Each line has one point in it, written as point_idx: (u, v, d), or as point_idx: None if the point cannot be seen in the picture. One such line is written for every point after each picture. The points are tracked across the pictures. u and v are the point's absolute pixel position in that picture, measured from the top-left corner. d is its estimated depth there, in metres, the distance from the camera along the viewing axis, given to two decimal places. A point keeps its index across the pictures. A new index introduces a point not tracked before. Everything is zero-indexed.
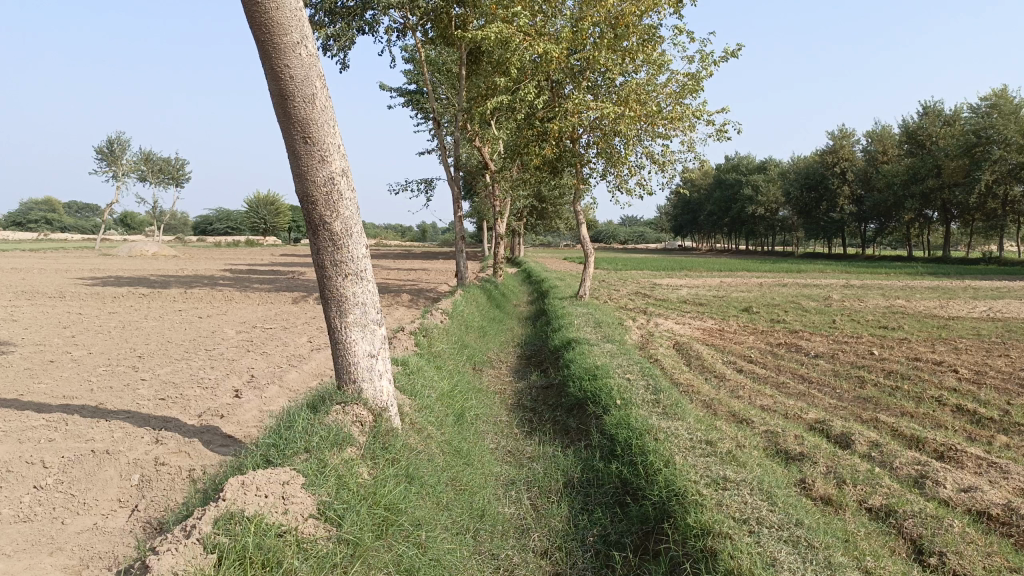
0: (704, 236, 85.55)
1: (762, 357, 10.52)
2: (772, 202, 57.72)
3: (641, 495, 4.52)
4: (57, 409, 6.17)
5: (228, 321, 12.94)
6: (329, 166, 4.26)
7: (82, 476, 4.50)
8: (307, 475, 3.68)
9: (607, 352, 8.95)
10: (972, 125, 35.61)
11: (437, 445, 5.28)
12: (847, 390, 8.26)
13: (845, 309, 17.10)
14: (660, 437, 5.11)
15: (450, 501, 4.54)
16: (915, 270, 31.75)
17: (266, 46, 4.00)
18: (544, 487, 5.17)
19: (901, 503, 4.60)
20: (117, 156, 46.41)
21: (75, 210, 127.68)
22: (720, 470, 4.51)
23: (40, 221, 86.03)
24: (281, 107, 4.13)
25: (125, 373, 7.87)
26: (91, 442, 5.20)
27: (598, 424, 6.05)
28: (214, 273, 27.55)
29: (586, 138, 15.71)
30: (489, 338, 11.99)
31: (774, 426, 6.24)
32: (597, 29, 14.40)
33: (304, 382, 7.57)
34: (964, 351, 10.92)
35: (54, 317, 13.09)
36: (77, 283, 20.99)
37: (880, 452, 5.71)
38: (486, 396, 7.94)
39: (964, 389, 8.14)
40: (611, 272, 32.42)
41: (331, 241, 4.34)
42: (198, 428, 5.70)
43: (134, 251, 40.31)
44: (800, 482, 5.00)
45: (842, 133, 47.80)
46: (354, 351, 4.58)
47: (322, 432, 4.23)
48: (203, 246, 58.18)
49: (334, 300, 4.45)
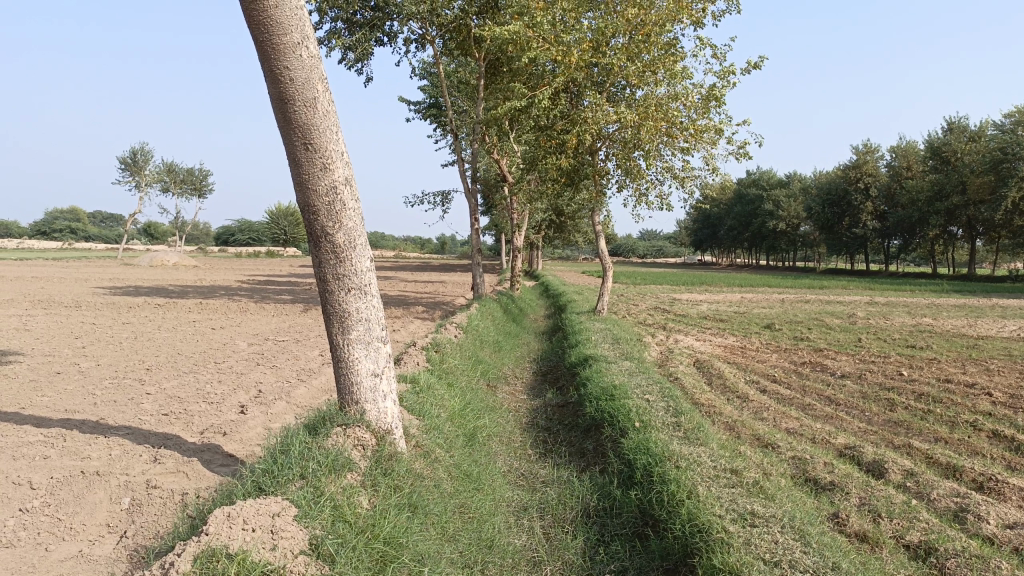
0: (724, 252, 84.71)
1: (786, 377, 10.11)
2: (793, 217, 56.80)
3: (663, 528, 4.19)
4: (57, 424, 6.03)
5: (240, 333, 12.83)
6: (331, 174, 4.07)
7: (71, 499, 4.31)
8: (301, 505, 3.45)
9: (625, 370, 8.60)
10: (997, 141, 34.53)
11: (444, 469, 5.00)
12: (877, 413, 7.81)
13: (869, 327, 16.55)
14: (682, 465, 4.74)
15: (457, 532, 4.25)
16: (940, 288, 30.83)
17: (265, 46, 3.83)
18: (558, 516, 4.86)
19: (942, 540, 4.16)
20: (141, 166, 47.27)
21: (101, 220, 130.40)
22: (748, 503, 4.11)
23: (67, 231, 87.94)
24: (281, 112, 3.95)
25: (130, 387, 7.73)
26: (86, 460, 5.03)
27: (616, 447, 5.73)
28: (233, 283, 27.68)
29: (606, 151, 15.44)
30: (504, 353, 11.70)
31: (802, 452, 5.86)
32: (619, 39, 14.24)
33: (312, 399, 7.37)
34: (997, 372, 10.38)
35: (69, 326, 13.14)
36: (97, 292, 21.13)
37: (915, 481, 5.27)
38: (499, 414, 7.64)
39: (1002, 414, 7.64)
40: (628, 287, 31.96)
41: (333, 253, 4.13)
42: (199, 446, 5.51)
43: (155, 260, 40.75)
44: (833, 516, 4.55)
45: (865, 148, 47.01)
46: (357, 369, 4.33)
47: (321, 456, 4.00)
48: (226, 257, 58.69)
49: (336, 316, 4.23)
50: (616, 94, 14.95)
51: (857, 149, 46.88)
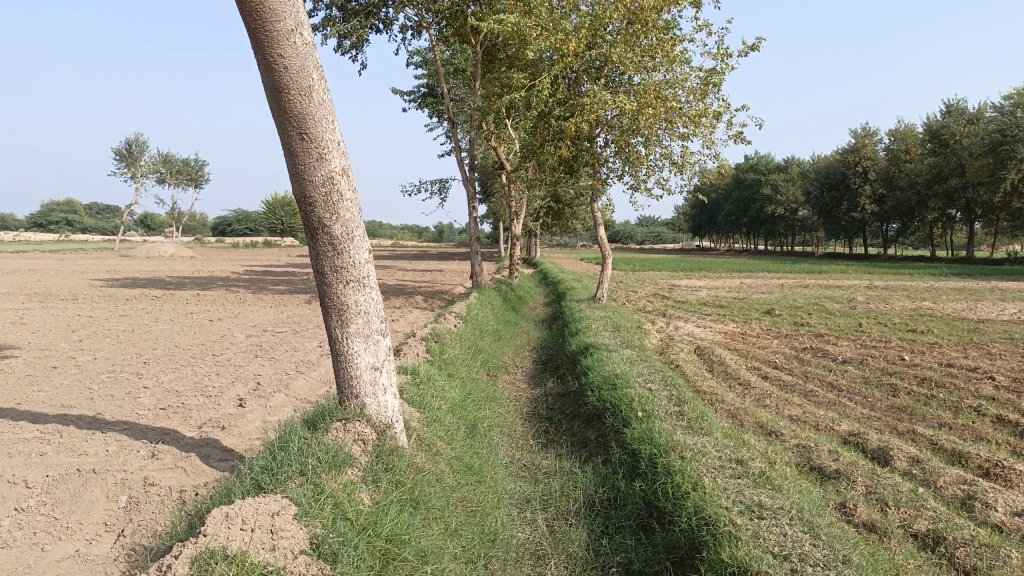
0: (722, 237, 84.62)
1: (788, 363, 10.07)
2: (791, 202, 56.62)
3: (669, 521, 4.14)
4: (53, 420, 5.96)
5: (238, 325, 12.74)
6: (328, 164, 3.96)
7: (67, 498, 4.25)
8: (301, 503, 3.39)
9: (626, 358, 8.54)
10: (997, 123, 34.26)
11: (446, 462, 4.94)
12: (880, 399, 7.76)
13: (870, 311, 16.51)
14: (687, 455, 4.67)
15: (460, 527, 4.20)
16: (938, 271, 30.83)
17: (258, 33, 3.70)
18: (561, 508, 4.81)
19: (950, 529, 4.11)
20: (135, 157, 46.86)
21: (97, 212, 129.78)
22: (755, 494, 4.05)
23: (62, 223, 87.44)
24: (275, 101, 3.83)
25: (128, 381, 7.66)
26: (83, 457, 4.96)
27: (618, 437, 5.68)
28: (230, 274, 27.53)
29: (604, 138, 15.26)
30: (503, 342, 11.63)
31: (807, 440, 5.80)
32: (617, 24, 14.03)
33: (311, 391, 7.31)
34: (999, 356, 10.33)
35: (66, 320, 13.04)
36: (94, 285, 21.00)
37: (921, 468, 5.21)
38: (499, 404, 7.58)
39: (1005, 398, 7.59)
40: (627, 273, 31.87)
41: (330, 245, 4.03)
42: (197, 441, 5.45)
43: (152, 252, 40.55)
44: (840, 505, 4.50)
45: (864, 132, 46.76)
46: (357, 363, 4.25)
47: (321, 452, 3.94)
48: (223, 248, 58.41)
49: (335, 310, 4.14)
50: (614, 79, 14.77)
51: (856, 132, 46.61)
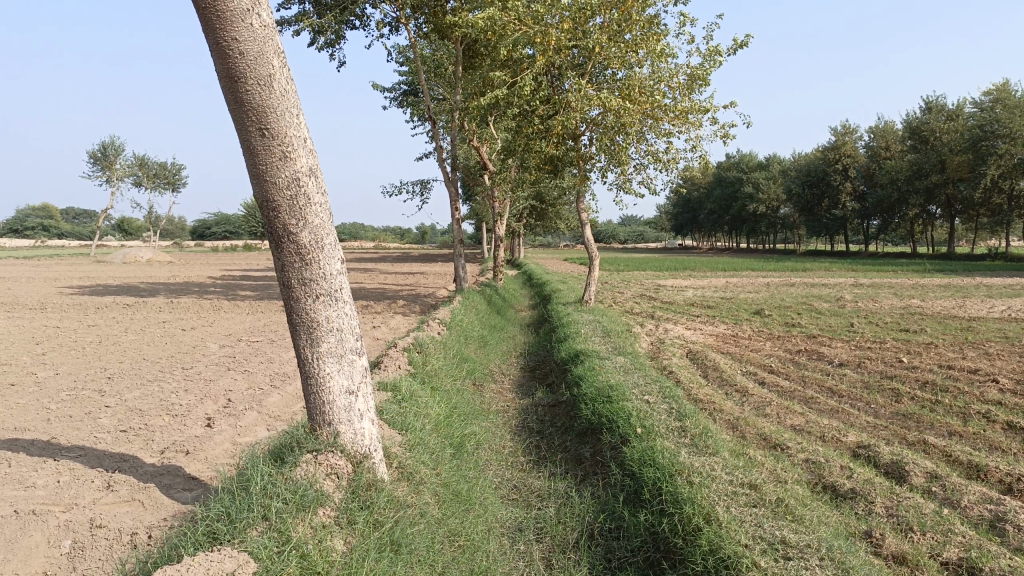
0: (705, 235, 85.20)
1: (784, 367, 9.77)
2: (773, 200, 57.01)
3: (682, 559, 3.76)
4: (2, 446, 5.44)
5: (212, 334, 12.14)
6: (293, 164, 3.50)
7: (1, 545, 3.74)
8: (261, 558, 2.95)
9: (618, 366, 8.14)
10: (975, 119, 34.49)
11: (431, 491, 4.50)
12: (883, 405, 7.46)
13: (859, 310, 16.33)
14: (694, 480, 4.27)
15: (448, 568, 3.79)
16: (922, 267, 30.99)
17: (209, 14, 3.24)
18: (557, 538, 4.41)
19: (986, 559, 3.77)
20: (111, 160, 45.59)
21: (72, 217, 126.58)
22: (776, 529, 3.67)
23: (37, 228, 85.29)
24: (231, 92, 3.38)
25: (89, 399, 7.11)
26: (30, 490, 4.46)
27: (616, 457, 5.26)
28: (207, 279, 26.76)
29: (588, 136, 14.86)
30: (489, 349, 11.17)
31: (816, 455, 5.43)
32: (600, 19, 13.62)
33: (286, 407, 6.83)
34: (997, 357, 10.12)
35: (30, 331, 12.37)
36: (62, 293, 20.14)
37: (942, 486, 4.87)
38: (487, 418, 7.16)
39: (1012, 402, 7.33)
40: (613, 274, 31.61)
41: (297, 255, 3.57)
42: (158, 468, 4.94)
43: (128, 257, 39.41)
44: (866, 534, 4.15)
45: (844, 129, 47.17)
46: (329, 387, 3.79)
47: (288, 492, 3.48)
48: (201, 253, 56.57)
49: (304, 326, 3.68)
50: (597, 76, 14.37)
51: (836, 130, 47.02)
